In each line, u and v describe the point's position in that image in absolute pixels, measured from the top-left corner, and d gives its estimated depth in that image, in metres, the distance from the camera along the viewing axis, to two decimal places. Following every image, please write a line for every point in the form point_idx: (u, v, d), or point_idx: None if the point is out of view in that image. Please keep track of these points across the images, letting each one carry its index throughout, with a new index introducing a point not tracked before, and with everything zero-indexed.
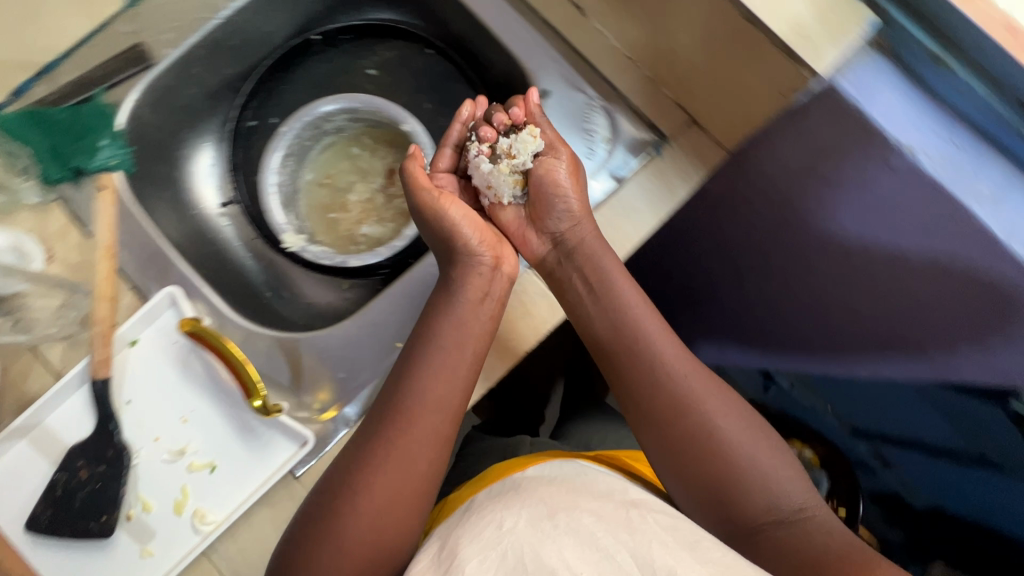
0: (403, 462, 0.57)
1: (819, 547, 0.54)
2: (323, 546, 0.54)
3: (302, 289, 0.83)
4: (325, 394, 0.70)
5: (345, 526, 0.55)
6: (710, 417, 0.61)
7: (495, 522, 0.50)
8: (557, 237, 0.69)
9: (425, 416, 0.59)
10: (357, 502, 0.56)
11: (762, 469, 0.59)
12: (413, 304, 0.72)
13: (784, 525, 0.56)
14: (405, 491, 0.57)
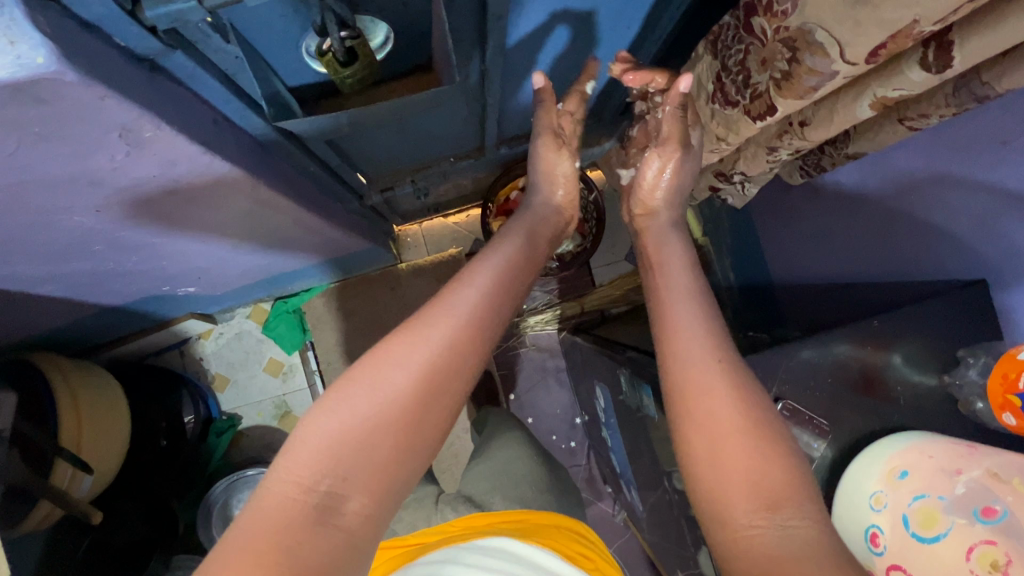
0: (488, 325, 0.50)
1: (787, 488, 0.41)
2: (386, 352, 0.45)
3: None
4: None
5: (428, 348, 0.46)
6: (694, 387, 0.48)
7: None
8: (633, 218, 0.73)
9: (498, 306, 0.53)
10: (466, 313, 0.50)
11: (767, 446, 0.44)
12: None
13: (709, 433, 0.46)
14: (462, 375, 0.47)
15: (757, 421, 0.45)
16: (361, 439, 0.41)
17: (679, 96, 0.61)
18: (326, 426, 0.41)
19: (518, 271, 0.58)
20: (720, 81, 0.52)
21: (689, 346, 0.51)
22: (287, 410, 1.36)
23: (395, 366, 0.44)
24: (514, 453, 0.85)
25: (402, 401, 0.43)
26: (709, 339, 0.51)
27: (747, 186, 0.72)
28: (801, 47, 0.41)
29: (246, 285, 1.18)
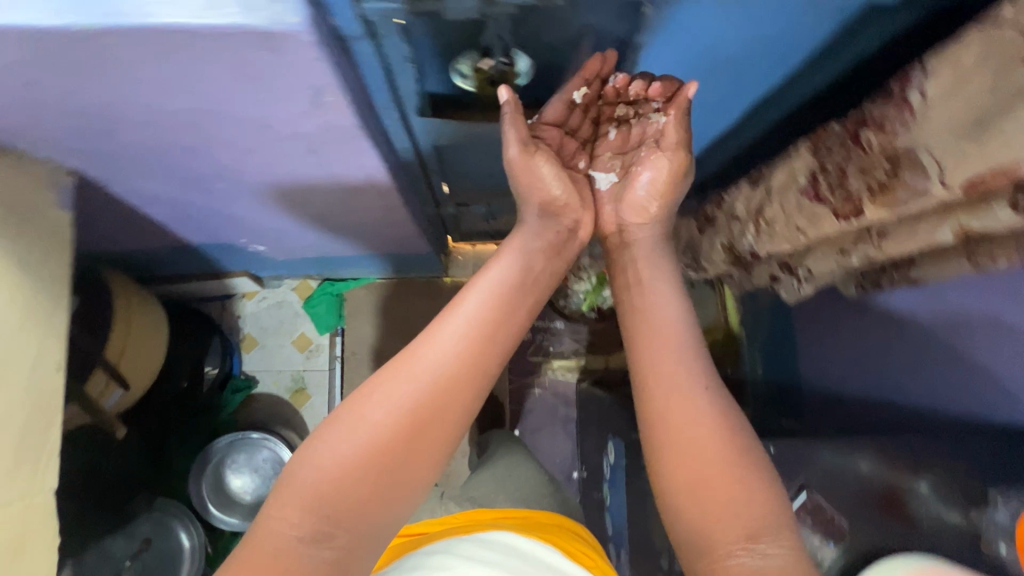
0: (459, 367, 0.56)
1: (756, 528, 0.49)
2: (366, 399, 0.52)
3: None
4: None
5: (401, 400, 0.53)
6: (675, 434, 0.55)
7: None
8: (623, 225, 0.75)
9: (471, 350, 0.57)
10: (438, 364, 0.55)
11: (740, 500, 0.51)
12: None
13: (687, 464, 0.53)
14: (427, 415, 0.53)
15: (734, 485, 0.52)
16: (339, 486, 0.49)
17: (685, 102, 0.63)
18: (312, 467, 0.50)
19: (511, 306, 0.62)
20: (813, 178, 0.57)
21: (666, 383, 0.57)
22: (302, 386, 1.39)
23: (365, 417, 0.52)
24: (522, 475, 0.86)
25: (382, 438, 0.51)
26: (689, 376, 0.58)
27: (805, 283, 0.77)
28: (904, 165, 0.47)
29: (305, 259, 1.25)
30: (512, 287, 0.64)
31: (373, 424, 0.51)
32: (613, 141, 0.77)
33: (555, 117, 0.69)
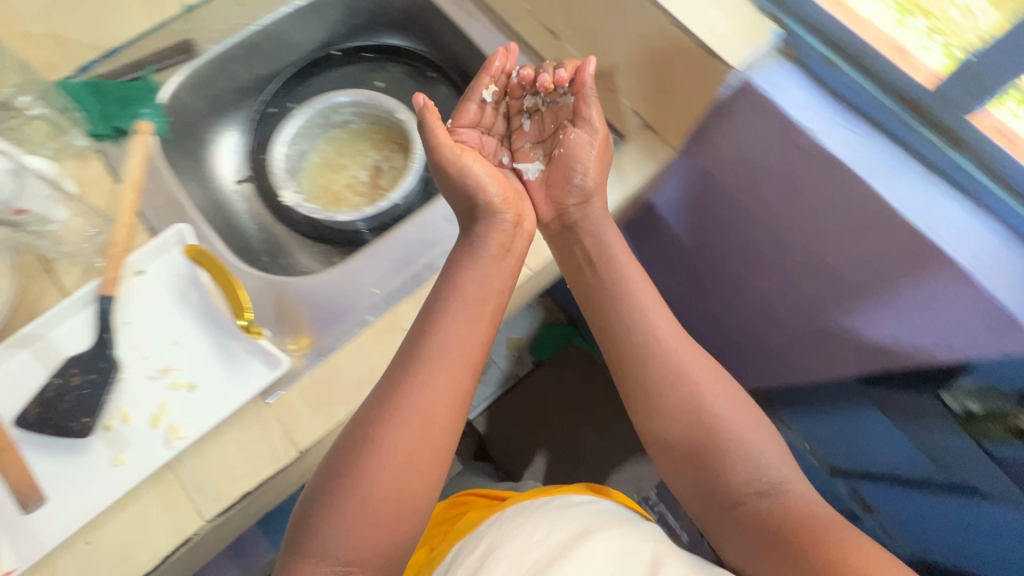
0: (444, 386, 0.60)
1: (767, 464, 0.63)
2: (389, 449, 0.57)
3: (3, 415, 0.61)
4: (126, 415, 0.62)
5: (421, 421, 0.59)
6: (682, 372, 0.67)
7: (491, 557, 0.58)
8: (563, 209, 0.76)
9: (445, 357, 0.61)
10: (418, 382, 0.59)
11: (724, 405, 0.66)
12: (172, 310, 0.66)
13: (695, 422, 0.66)
14: (439, 434, 0.59)
15: (669, 359, 0.68)
16: (398, 492, 0.57)
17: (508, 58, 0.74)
18: (352, 511, 0.55)
19: (446, 278, 0.65)
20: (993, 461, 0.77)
21: (666, 345, 0.68)
22: None
23: (395, 456, 0.57)
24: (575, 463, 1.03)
25: (399, 505, 0.57)
26: (676, 340, 0.69)
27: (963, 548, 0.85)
28: None
29: None
30: (473, 265, 0.66)
31: (382, 478, 0.56)
32: (529, 132, 0.80)
33: (471, 121, 0.77)
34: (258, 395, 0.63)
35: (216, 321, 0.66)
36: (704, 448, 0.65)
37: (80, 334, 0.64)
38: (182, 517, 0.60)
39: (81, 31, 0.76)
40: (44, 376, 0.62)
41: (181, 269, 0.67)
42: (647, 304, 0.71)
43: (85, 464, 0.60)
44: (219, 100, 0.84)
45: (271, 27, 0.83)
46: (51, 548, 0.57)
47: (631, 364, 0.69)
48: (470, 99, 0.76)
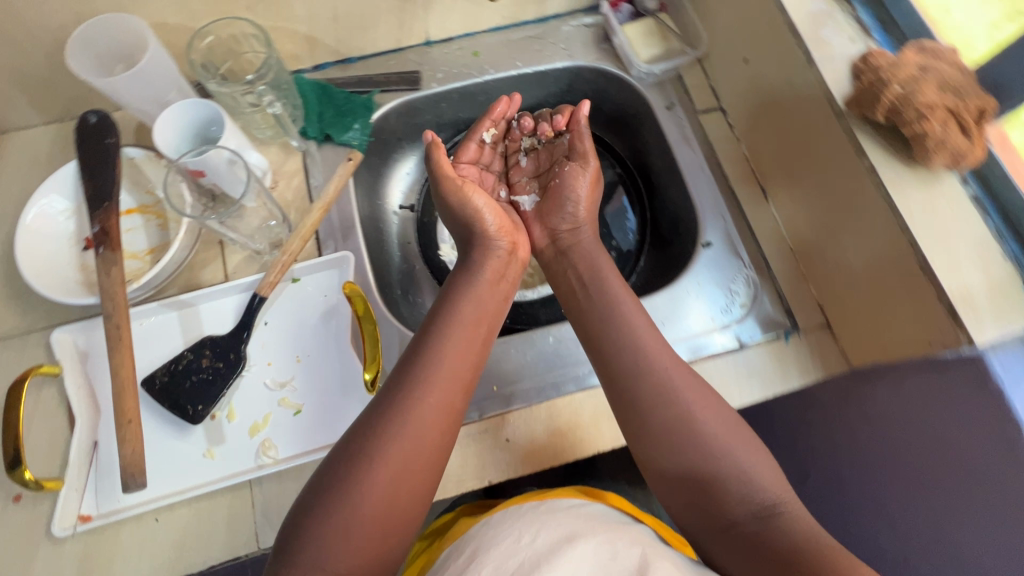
0: (443, 402, 0.56)
1: (758, 480, 0.54)
2: (377, 463, 0.52)
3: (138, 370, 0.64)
4: (233, 411, 0.64)
5: (414, 438, 0.53)
6: (690, 409, 0.56)
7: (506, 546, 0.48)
8: (556, 235, 0.73)
9: (444, 366, 0.57)
10: (417, 393, 0.55)
11: (718, 428, 0.56)
12: (311, 329, 0.67)
13: (721, 473, 0.54)
14: (432, 452, 0.54)
15: (659, 386, 0.57)
16: (383, 514, 0.51)
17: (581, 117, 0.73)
18: (326, 524, 0.49)
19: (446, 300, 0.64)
20: None
21: (684, 393, 0.57)
22: None
23: (383, 473, 0.51)
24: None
25: (381, 531, 0.50)
26: (672, 367, 0.59)
27: None
28: None
29: None
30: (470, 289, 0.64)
31: (360, 509, 0.50)
32: (525, 167, 0.80)
33: (472, 156, 0.76)
34: None
35: (341, 356, 0.66)
36: (712, 476, 0.54)
37: (222, 316, 0.67)
38: (244, 533, 0.60)
39: (328, 37, 0.76)
40: (180, 346, 0.65)
41: (331, 293, 0.68)
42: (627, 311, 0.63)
43: (179, 448, 0.62)
44: (418, 128, 0.85)
45: (496, 81, 0.83)
46: (126, 518, 0.60)
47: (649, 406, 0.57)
48: (472, 136, 0.74)
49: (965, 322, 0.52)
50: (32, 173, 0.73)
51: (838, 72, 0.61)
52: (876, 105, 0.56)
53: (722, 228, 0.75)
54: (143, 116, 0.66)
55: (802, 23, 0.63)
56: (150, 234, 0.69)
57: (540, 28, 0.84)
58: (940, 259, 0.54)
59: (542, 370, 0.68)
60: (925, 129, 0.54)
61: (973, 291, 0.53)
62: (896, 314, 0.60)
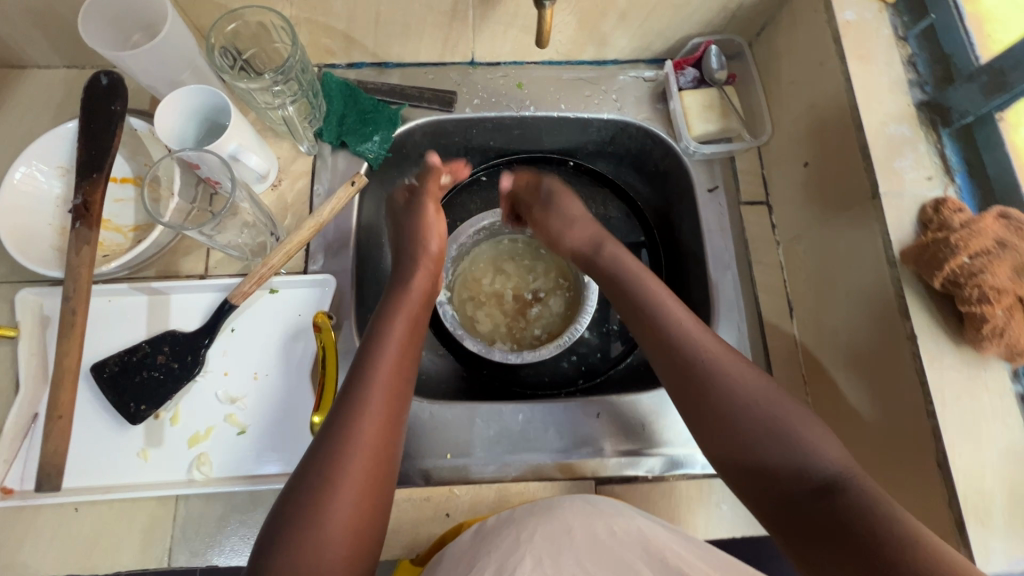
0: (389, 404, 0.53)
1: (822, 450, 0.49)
2: (339, 481, 0.47)
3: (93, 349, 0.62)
4: (177, 415, 0.61)
5: (366, 440, 0.49)
6: (727, 376, 0.54)
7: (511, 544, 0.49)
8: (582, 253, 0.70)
9: (384, 367, 0.54)
10: (363, 396, 0.52)
11: (760, 393, 0.53)
12: (276, 348, 0.64)
13: (781, 452, 0.50)
14: (387, 451, 0.50)
15: (691, 362, 0.55)
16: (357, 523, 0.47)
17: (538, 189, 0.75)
18: (293, 549, 0.44)
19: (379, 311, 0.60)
20: None
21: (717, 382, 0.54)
22: None
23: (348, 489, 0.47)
24: None
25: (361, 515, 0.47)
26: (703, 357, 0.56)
27: None
28: None
29: None
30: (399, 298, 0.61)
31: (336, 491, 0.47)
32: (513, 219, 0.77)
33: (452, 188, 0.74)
34: None
35: (299, 383, 0.63)
36: (773, 438, 0.51)
37: (190, 311, 0.64)
38: (158, 545, 0.58)
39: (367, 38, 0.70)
40: (141, 333, 0.63)
41: (305, 314, 0.65)
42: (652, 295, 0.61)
43: (115, 441, 0.60)
44: (444, 148, 0.80)
45: (535, 119, 0.77)
46: (45, 504, 0.57)
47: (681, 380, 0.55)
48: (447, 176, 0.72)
49: (972, 542, 0.46)
50: (39, 117, 0.70)
51: (904, 214, 0.54)
52: (935, 270, 0.48)
53: (734, 331, 0.69)
54: (153, 90, 0.63)
55: (876, 147, 0.56)
56: (138, 210, 0.66)
57: (596, 72, 0.78)
58: (961, 451, 0.48)
59: (502, 450, 0.63)
60: (985, 315, 0.47)
61: (990, 500, 0.47)
62: (898, 493, 0.53)
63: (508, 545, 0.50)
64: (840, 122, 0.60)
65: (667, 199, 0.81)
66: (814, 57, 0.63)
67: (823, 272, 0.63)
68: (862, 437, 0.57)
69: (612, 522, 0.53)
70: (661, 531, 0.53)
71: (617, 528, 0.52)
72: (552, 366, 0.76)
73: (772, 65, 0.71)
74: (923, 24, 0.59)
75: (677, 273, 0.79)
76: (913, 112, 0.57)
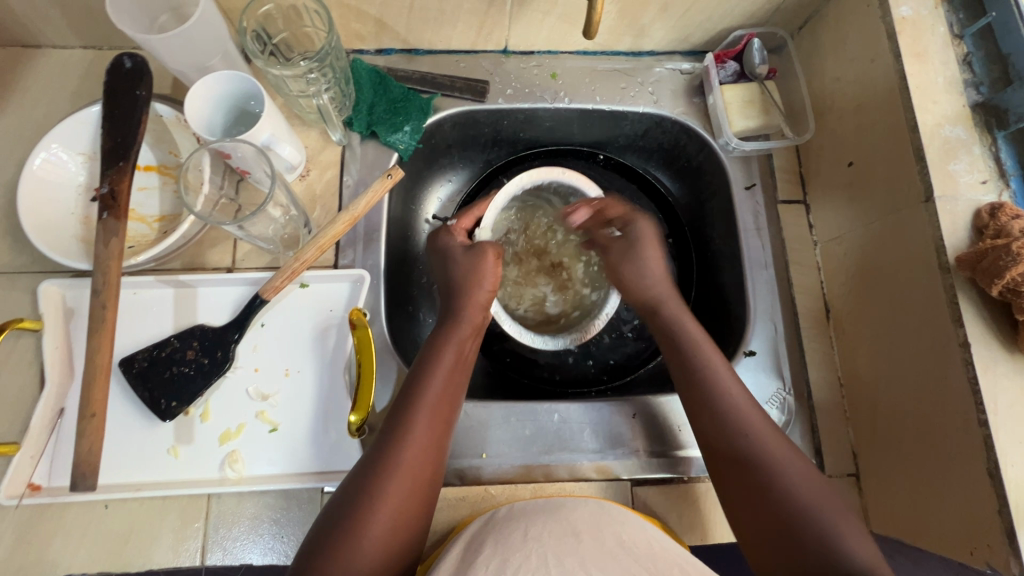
0: (433, 430, 0.51)
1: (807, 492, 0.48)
2: (379, 499, 0.46)
3: (118, 343, 0.60)
4: (206, 411, 0.60)
5: (411, 464, 0.49)
6: (726, 409, 0.54)
7: (520, 541, 0.49)
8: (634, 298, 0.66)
9: (433, 391, 0.53)
10: (409, 420, 0.51)
11: (755, 427, 0.52)
12: (307, 343, 0.62)
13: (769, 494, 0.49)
14: (428, 474, 0.50)
15: (733, 436, 0.52)
16: (388, 550, 0.46)
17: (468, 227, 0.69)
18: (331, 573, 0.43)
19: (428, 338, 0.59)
20: None
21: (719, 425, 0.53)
22: None
23: (386, 510, 0.46)
24: None
25: (393, 543, 0.46)
26: (712, 400, 0.55)
27: None
28: None
29: None
30: (449, 324, 0.59)
31: (370, 518, 0.46)
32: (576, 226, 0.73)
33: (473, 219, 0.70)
34: (323, 490, 0.59)
35: (332, 378, 0.62)
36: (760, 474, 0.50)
37: (218, 305, 0.63)
38: (190, 542, 0.57)
39: (400, 23, 0.68)
40: (169, 327, 0.61)
41: (338, 310, 0.63)
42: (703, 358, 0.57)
43: (143, 438, 0.58)
44: (473, 138, 0.78)
45: (569, 112, 0.75)
46: (73, 502, 0.56)
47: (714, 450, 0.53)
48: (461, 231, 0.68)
49: (1023, 552, 0.45)
50: (56, 100, 0.67)
51: (958, 219, 0.53)
52: (993, 278, 0.48)
53: (768, 332, 0.68)
54: (181, 76, 0.60)
55: (931, 150, 0.54)
56: (163, 200, 0.64)
57: (632, 63, 0.76)
58: (1013, 456, 0.47)
59: (537, 449, 0.63)
60: None
61: None
62: (940, 497, 0.53)
63: (515, 542, 0.49)
64: (891, 123, 0.58)
65: (700, 195, 0.79)
66: (865, 54, 0.62)
67: (864, 272, 0.62)
68: (906, 441, 0.56)
69: (620, 530, 0.52)
70: (668, 548, 0.52)
71: (624, 536, 0.51)
72: (580, 364, 0.75)
73: (816, 61, 0.69)
74: (980, 22, 0.57)
75: (708, 271, 0.78)
76: (968, 114, 0.56)
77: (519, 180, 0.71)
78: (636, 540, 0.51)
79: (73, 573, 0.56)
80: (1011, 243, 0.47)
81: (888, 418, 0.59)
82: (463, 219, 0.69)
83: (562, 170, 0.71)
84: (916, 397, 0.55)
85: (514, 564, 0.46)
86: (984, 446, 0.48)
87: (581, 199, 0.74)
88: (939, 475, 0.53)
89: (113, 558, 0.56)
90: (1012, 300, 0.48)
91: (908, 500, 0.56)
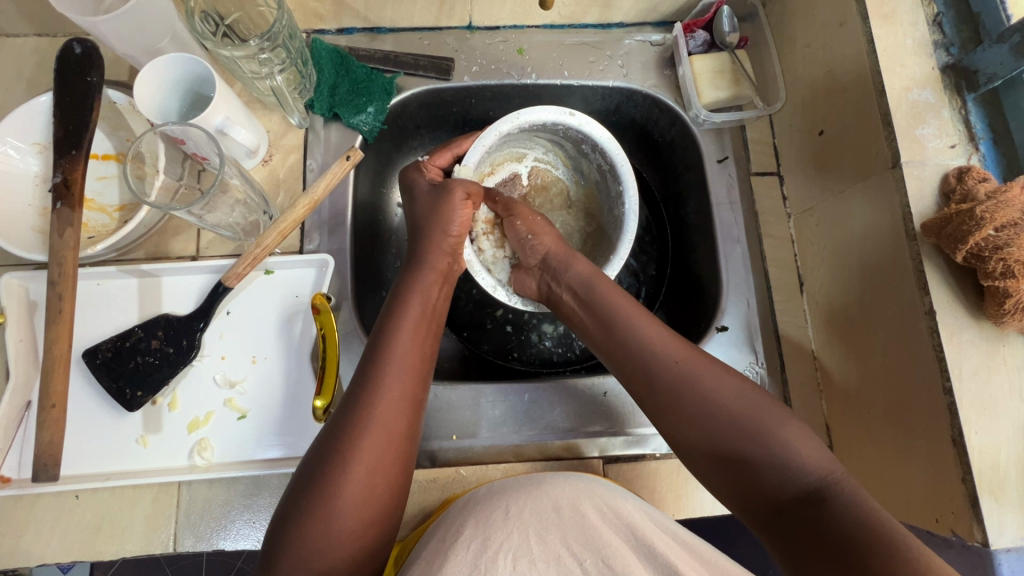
0: (404, 385, 0.47)
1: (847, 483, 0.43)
2: (350, 465, 0.42)
3: (82, 334, 0.60)
4: (173, 401, 0.59)
5: (381, 424, 0.44)
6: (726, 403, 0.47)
7: (500, 521, 0.47)
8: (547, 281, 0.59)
9: (400, 350, 0.48)
10: (377, 378, 0.46)
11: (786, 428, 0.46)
12: (275, 330, 0.62)
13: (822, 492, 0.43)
14: (398, 442, 0.45)
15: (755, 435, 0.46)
16: (360, 515, 0.42)
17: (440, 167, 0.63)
18: (304, 535, 0.40)
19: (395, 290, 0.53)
20: None
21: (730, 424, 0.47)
22: None
23: (354, 481, 0.42)
24: None
25: (371, 510, 0.43)
26: (715, 397, 0.48)
27: None
28: None
29: None
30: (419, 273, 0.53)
31: (339, 478, 0.42)
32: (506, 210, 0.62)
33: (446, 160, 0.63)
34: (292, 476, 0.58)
35: (298, 364, 0.61)
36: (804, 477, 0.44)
37: (182, 293, 0.62)
38: (165, 529, 0.57)
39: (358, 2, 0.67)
40: (135, 317, 0.61)
41: (303, 295, 0.63)
42: (645, 335, 0.51)
43: (113, 427, 0.59)
44: (441, 119, 0.76)
45: (536, 88, 0.73)
46: (42, 494, 0.56)
47: (727, 439, 0.46)
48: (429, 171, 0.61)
49: (985, 518, 0.45)
50: (12, 89, 0.66)
51: (925, 184, 0.51)
52: (958, 244, 0.46)
53: (739, 307, 0.67)
54: (134, 61, 0.59)
55: (898, 114, 0.53)
56: (121, 188, 0.63)
57: (600, 36, 0.74)
58: (976, 424, 0.47)
59: (506, 428, 0.62)
60: (1009, 289, 0.45)
61: (998, 472, 0.46)
62: (909, 467, 0.52)
63: (495, 521, 0.47)
64: (860, 87, 0.57)
65: (672, 170, 0.78)
66: (833, 18, 0.60)
67: (832, 243, 0.62)
68: (876, 409, 0.56)
69: (604, 504, 0.50)
70: (651, 521, 0.49)
71: (608, 509, 0.49)
72: (557, 342, 0.75)
73: (785, 28, 0.68)
74: None
75: (682, 247, 0.76)
76: (937, 77, 0.54)
77: (512, 119, 0.60)
78: (618, 512, 0.49)
79: (46, 563, 0.56)
80: (975, 207, 0.46)
81: (857, 390, 0.59)
82: (438, 156, 0.63)
83: (574, 117, 0.61)
84: (886, 368, 0.54)
85: (493, 553, 0.44)
86: (948, 413, 0.48)
87: (587, 142, 0.64)
88: (907, 444, 0.52)
89: (90, 545, 0.56)
90: (979, 266, 0.47)
91: (878, 470, 0.56)
